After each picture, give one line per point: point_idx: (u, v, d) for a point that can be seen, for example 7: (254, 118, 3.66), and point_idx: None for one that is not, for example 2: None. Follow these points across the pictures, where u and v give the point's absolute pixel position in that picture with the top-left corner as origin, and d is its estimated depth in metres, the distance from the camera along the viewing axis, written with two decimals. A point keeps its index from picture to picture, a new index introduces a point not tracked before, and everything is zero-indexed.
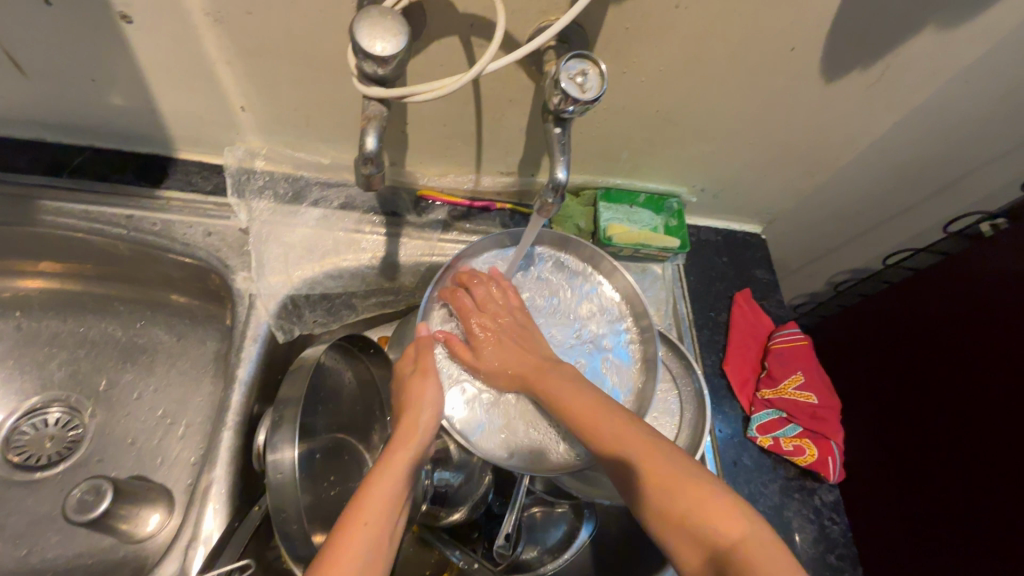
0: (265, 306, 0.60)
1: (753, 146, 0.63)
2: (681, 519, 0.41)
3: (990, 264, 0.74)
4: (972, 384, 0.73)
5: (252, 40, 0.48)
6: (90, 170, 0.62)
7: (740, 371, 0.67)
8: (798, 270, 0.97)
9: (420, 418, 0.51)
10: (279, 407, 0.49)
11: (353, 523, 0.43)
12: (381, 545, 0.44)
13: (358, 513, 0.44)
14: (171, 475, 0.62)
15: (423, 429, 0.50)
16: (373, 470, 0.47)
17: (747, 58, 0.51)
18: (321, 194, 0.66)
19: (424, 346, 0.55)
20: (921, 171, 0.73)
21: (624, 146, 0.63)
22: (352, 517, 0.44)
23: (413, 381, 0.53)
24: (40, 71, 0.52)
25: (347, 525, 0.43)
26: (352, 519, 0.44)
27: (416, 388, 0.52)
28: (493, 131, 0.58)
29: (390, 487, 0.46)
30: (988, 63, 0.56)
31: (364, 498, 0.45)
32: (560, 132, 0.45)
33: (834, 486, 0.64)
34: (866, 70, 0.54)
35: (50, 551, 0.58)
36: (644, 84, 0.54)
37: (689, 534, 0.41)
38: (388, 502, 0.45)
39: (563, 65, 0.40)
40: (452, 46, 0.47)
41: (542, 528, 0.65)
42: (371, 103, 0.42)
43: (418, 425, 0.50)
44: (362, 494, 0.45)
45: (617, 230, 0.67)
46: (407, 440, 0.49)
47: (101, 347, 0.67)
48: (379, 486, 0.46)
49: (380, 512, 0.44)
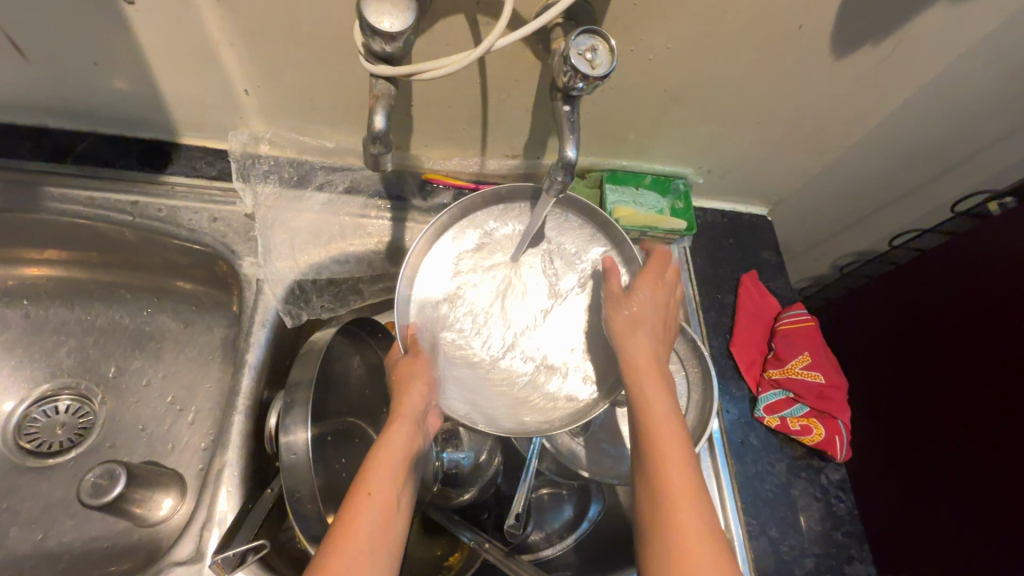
0: (273, 291, 0.60)
1: (762, 126, 0.63)
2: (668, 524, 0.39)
3: (1000, 244, 0.73)
4: (979, 364, 0.74)
5: (255, 20, 0.48)
6: (93, 156, 0.62)
7: (747, 352, 0.68)
8: (803, 253, 0.96)
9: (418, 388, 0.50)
10: (291, 391, 0.50)
11: (358, 494, 0.43)
12: (392, 516, 0.43)
13: (362, 488, 0.43)
14: (183, 459, 0.63)
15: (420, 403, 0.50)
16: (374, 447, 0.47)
17: (757, 35, 0.51)
18: (325, 178, 0.65)
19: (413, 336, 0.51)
20: (930, 151, 0.72)
21: (630, 126, 0.62)
22: (356, 493, 0.43)
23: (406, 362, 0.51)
24: (41, 55, 0.51)
25: (351, 501, 0.42)
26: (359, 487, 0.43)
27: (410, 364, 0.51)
28: (499, 112, 0.58)
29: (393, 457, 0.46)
30: (1001, 38, 0.55)
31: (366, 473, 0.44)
32: (568, 110, 0.44)
33: (841, 464, 0.64)
34: (876, 46, 0.53)
35: (66, 535, 0.59)
36: (652, 62, 0.53)
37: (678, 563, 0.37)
38: (393, 472, 0.45)
39: (573, 40, 0.40)
40: (457, 25, 0.47)
41: (550, 510, 0.66)
42: (379, 82, 0.41)
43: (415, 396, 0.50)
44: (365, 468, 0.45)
45: (625, 212, 0.67)
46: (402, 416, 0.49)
47: (109, 335, 0.67)
48: (381, 460, 0.45)
49: (386, 482, 0.44)
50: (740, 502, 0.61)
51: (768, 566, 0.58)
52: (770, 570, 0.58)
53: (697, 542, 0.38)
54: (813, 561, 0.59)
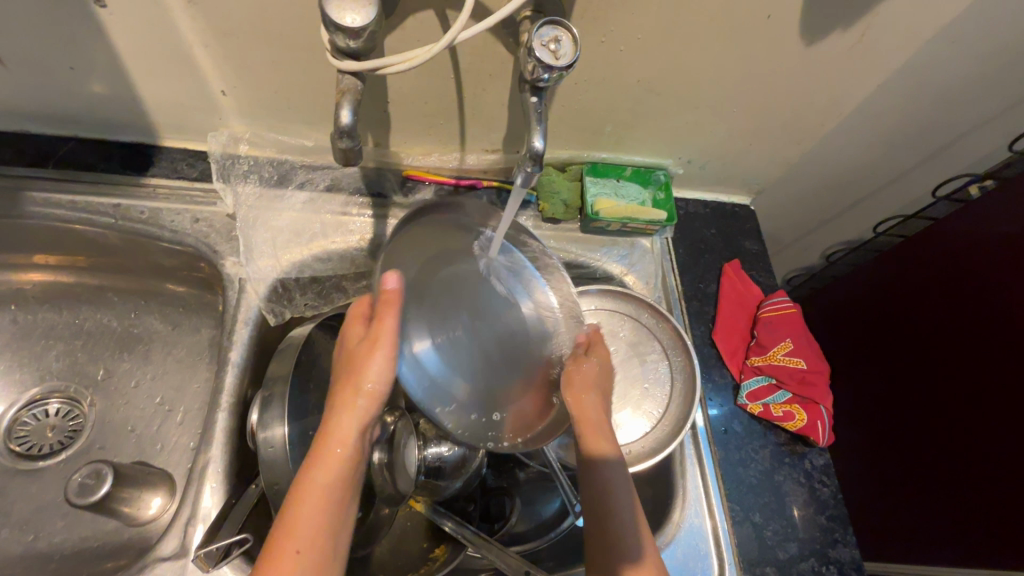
0: (255, 290, 0.61)
1: (737, 115, 0.63)
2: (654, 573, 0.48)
3: (982, 227, 0.74)
4: (962, 349, 0.74)
5: (228, 21, 0.48)
6: (76, 160, 0.62)
7: (729, 340, 0.68)
8: (789, 243, 0.96)
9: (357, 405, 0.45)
10: (268, 386, 0.52)
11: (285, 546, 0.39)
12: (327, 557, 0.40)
13: (291, 528, 0.39)
14: (171, 459, 0.63)
15: (356, 429, 0.44)
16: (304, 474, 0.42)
17: (725, 25, 0.51)
18: (306, 176, 0.66)
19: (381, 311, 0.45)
20: (910, 137, 0.73)
21: (607, 118, 0.62)
22: (279, 543, 0.39)
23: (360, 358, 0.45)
24: (18, 60, 0.52)
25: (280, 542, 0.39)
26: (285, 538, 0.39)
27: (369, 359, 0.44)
28: (474, 108, 0.59)
29: (328, 488, 0.42)
30: (971, 21, 0.55)
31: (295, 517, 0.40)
32: (536, 101, 0.45)
33: (824, 449, 0.64)
34: (845, 32, 0.54)
35: (56, 536, 0.59)
36: (623, 53, 0.53)
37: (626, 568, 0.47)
38: (327, 505, 0.41)
39: (536, 32, 0.40)
40: (428, 21, 0.47)
41: (538, 501, 0.66)
42: (345, 78, 0.42)
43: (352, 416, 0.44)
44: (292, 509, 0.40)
45: (604, 204, 0.68)
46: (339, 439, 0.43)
47: (97, 337, 0.68)
48: (313, 490, 0.41)
49: (319, 519, 0.40)
50: (723, 488, 0.61)
51: (753, 553, 0.58)
52: (754, 555, 0.58)
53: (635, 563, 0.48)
54: (798, 546, 0.59)
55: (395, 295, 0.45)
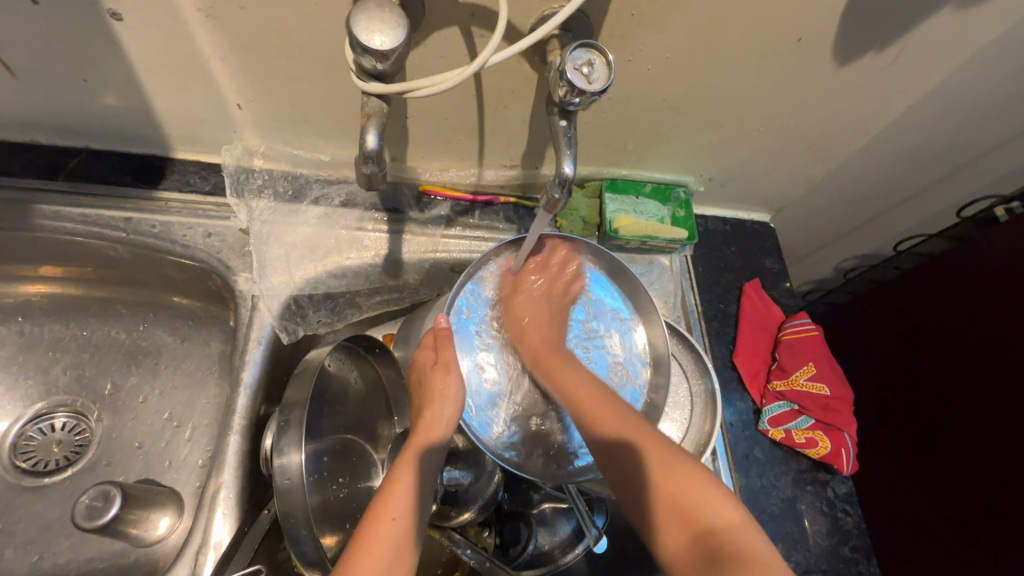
0: (268, 308, 0.59)
1: (762, 134, 0.62)
2: (682, 511, 0.43)
3: (1007, 250, 0.72)
4: (982, 373, 0.73)
5: (246, 35, 0.47)
6: (86, 172, 0.61)
7: (750, 363, 0.67)
8: (805, 258, 0.95)
9: (442, 412, 0.51)
10: (285, 411, 0.49)
11: (378, 520, 0.44)
12: (409, 542, 0.44)
13: (383, 510, 0.45)
14: (180, 477, 0.62)
15: (444, 424, 0.51)
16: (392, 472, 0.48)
17: (756, 44, 0.50)
18: (321, 191, 0.65)
19: (442, 338, 0.53)
20: (936, 156, 0.71)
21: (630, 136, 0.61)
22: (376, 513, 0.45)
23: (437, 375, 0.52)
24: (31, 71, 0.50)
25: (369, 528, 0.44)
26: (381, 513, 0.44)
27: (439, 378, 0.51)
28: (496, 125, 0.57)
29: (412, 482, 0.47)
30: (1009, 42, 0.54)
31: (390, 493, 0.46)
32: (566, 125, 0.44)
33: (847, 477, 0.63)
34: (880, 53, 0.52)
35: (62, 556, 0.58)
36: (650, 71, 0.52)
37: (681, 518, 0.43)
38: (411, 498, 0.46)
39: (568, 55, 0.39)
40: (452, 37, 0.46)
41: (552, 522, 0.64)
42: (370, 100, 0.41)
43: (439, 421, 0.51)
44: (386, 490, 0.46)
45: (623, 221, 0.66)
46: (427, 439, 0.50)
47: (104, 351, 0.67)
48: (401, 482, 0.47)
49: (403, 511, 0.45)
50: None
51: None
52: None
53: (702, 505, 0.43)
54: None
55: (445, 331, 0.53)
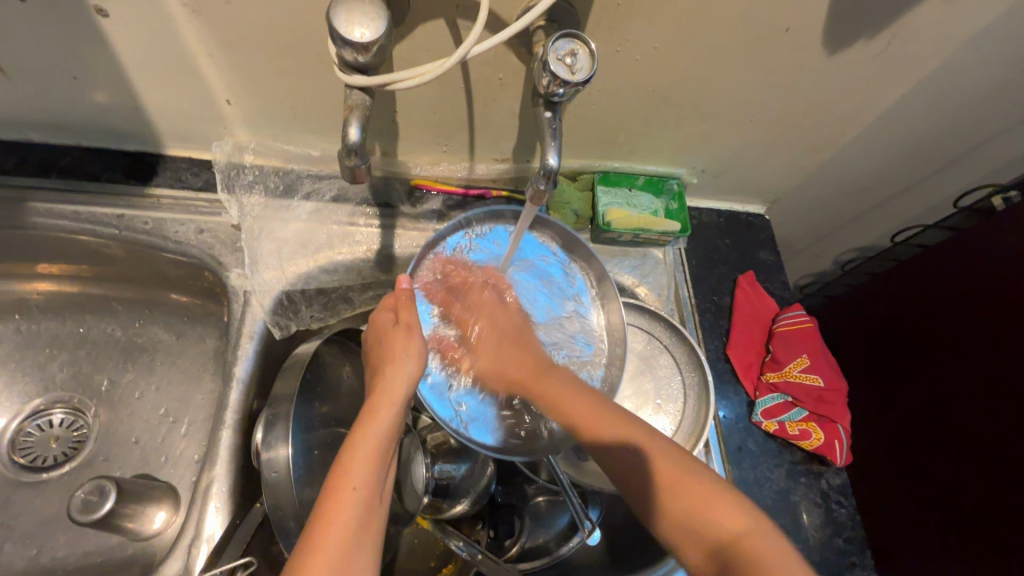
0: (260, 302, 0.60)
1: (754, 125, 0.61)
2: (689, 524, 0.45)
3: (1005, 239, 0.71)
4: (980, 365, 0.72)
5: (232, 30, 0.47)
6: (79, 170, 0.61)
7: (744, 355, 0.66)
8: (801, 250, 0.94)
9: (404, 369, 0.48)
10: (273, 405, 0.51)
11: (339, 487, 0.40)
12: (375, 506, 0.41)
13: (343, 477, 0.41)
14: (175, 472, 0.63)
15: (406, 383, 0.47)
16: (351, 436, 0.43)
17: (745, 34, 0.49)
18: (313, 186, 0.65)
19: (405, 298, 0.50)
20: (931, 145, 0.71)
21: (620, 129, 0.61)
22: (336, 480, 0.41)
23: (398, 335, 0.49)
24: (20, 69, 0.51)
25: (333, 492, 0.40)
26: (342, 476, 0.41)
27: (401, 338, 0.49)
28: (484, 118, 0.57)
29: (375, 443, 0.43)
30: (1002, 29, 0.53)
31: (349, 456, 0.42)
32: (551, 116, 0.43)
33: (841, 469, 0.63)
34: (870, 41, 0.52)
35: (61, 550, 0.59)
36: (638, 62, 0.52)
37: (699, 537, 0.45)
38: (374, 461, 0.42)
39: (551, 45, 0.39)
40: (437, 31, 0.46)
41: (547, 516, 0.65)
42: (353, 92, 0.41)
43: (400, 377, 0.47)
44: (346, 456, 0.42)
45: (616, 214, 0.67)
46: (390, 399, 0.46)
47: (101, 347, 0.67)
48: (362, 442, 0.43)
49: (365, 474, 0.41)
50: None
51: None
52: None
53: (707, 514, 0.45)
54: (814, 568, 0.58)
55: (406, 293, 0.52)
